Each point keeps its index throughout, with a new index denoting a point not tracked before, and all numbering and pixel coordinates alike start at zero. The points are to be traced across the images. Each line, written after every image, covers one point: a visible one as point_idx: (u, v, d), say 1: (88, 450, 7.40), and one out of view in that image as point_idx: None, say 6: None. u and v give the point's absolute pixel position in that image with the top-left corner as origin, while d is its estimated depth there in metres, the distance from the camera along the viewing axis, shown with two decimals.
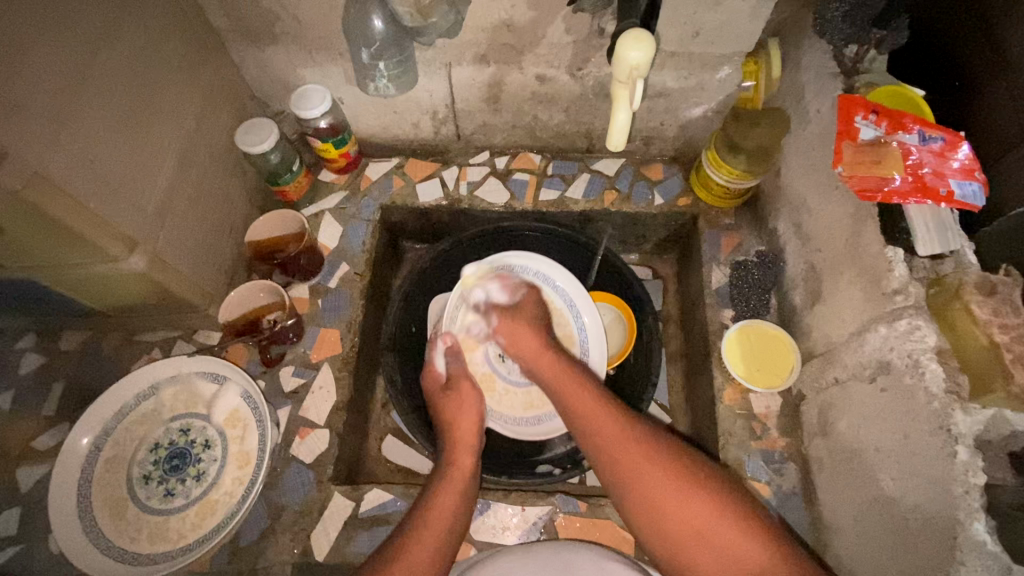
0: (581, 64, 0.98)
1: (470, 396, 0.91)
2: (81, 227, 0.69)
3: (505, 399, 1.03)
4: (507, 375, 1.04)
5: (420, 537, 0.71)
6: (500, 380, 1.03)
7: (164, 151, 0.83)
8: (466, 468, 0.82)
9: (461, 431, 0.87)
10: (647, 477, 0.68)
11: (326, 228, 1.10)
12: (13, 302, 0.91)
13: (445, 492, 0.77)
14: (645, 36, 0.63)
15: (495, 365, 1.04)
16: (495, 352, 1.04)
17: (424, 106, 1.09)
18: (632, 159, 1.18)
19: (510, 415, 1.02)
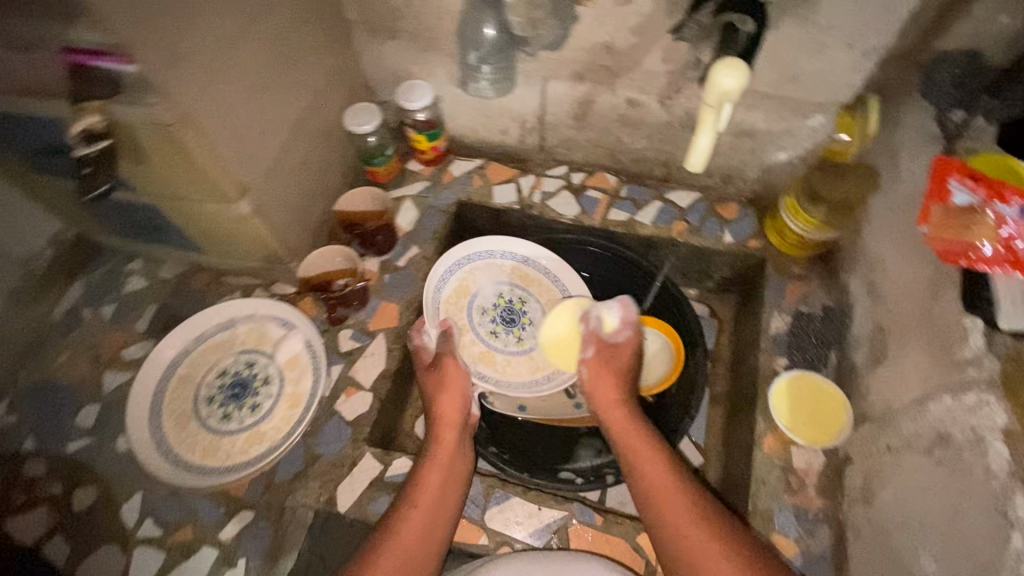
0: (673, 94, 1.01)
1: (454, 374, 0.92)
2: (208, 164, 0.79)
3: (507, 369, 1.06)
4: (504, 348, 1.08)
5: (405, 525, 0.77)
6: (500, 354, 1.07)
7: (285, 116, 0.94)
8: (449, 449, 0.86)
9: (444, 413, 0.89)
10: (689, 537, 0.72)
11: (405, 212, 1.19)
12: (133, 228, 1.05)
13: (430, 480, 0.82)
14: (739, 64, 0.66)
15: (489, 342, 1.08)
16: (484, 330, 1.08)
17: (516, 114, 1.16)
18: (708, 195, 1.18)
19: (521, 380, 1.05)
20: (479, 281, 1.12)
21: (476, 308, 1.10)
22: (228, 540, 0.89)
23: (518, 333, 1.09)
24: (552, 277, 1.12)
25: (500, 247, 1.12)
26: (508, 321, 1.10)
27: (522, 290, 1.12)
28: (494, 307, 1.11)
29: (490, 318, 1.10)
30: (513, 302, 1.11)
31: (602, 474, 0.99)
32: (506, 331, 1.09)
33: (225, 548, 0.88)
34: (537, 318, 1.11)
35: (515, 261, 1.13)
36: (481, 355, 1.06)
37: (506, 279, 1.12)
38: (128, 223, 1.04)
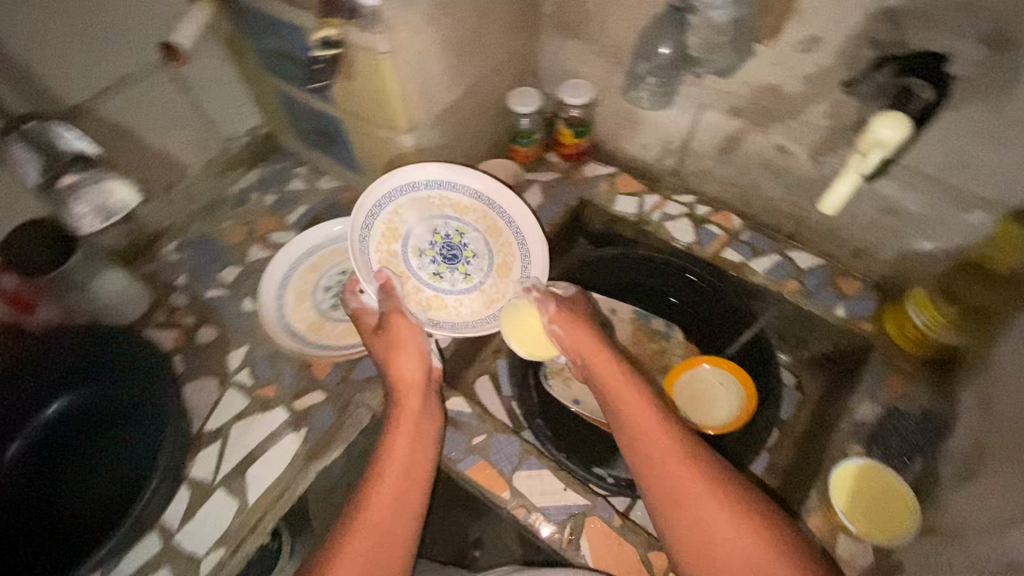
0: (826, 151, 1.00)
1: (407, 339, 0.96)
2: (395, 93, 0.93)
3: (460, 308, 1.10)
4: (451, 287, 1.10)
5: (379, 493, 0.83)
6: (449, 294, 1.10)
7: (465, 77, 1.07)
8: (411, 411, 0.91)
9: (404, 376, 0.93)
10: (678, 478, 0.79)
11: (531, 193, 1.28)
12: (313, 138, 1.25)
13: (398, 440, 0.87)
14: (902, 121, 0.71)
15: (434, 285, 1.10)
16: (427, 273, 1.10)
17: (663, 133, 1.20)
18: (831, 265, 1.15)
19: (474, 316, 1.09)
20: (407, 221, 1.09)
21: (412, 250, 1.09)
22: (300, 408, 1.03)
23: (462, 268, 1.11)
24: (487, 203, 1.09)
25: (426, 185, 1.07)
26: (445, 256, 1.10)
27: (456, 221, 1.10)
28: (430, 246, 1.10)
29: (429, 258, 1.10)
30: (450, 236, 1.10)
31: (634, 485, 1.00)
32: (448, 270, 1.11)
33: (295, 414, 1.02)
34: (478, 249, 1.11)
35: (433, 189, 1.08)
36: (430, 302, 1.09)
37: (434, 213, 1.09)
38: (311, 133, 1.24)
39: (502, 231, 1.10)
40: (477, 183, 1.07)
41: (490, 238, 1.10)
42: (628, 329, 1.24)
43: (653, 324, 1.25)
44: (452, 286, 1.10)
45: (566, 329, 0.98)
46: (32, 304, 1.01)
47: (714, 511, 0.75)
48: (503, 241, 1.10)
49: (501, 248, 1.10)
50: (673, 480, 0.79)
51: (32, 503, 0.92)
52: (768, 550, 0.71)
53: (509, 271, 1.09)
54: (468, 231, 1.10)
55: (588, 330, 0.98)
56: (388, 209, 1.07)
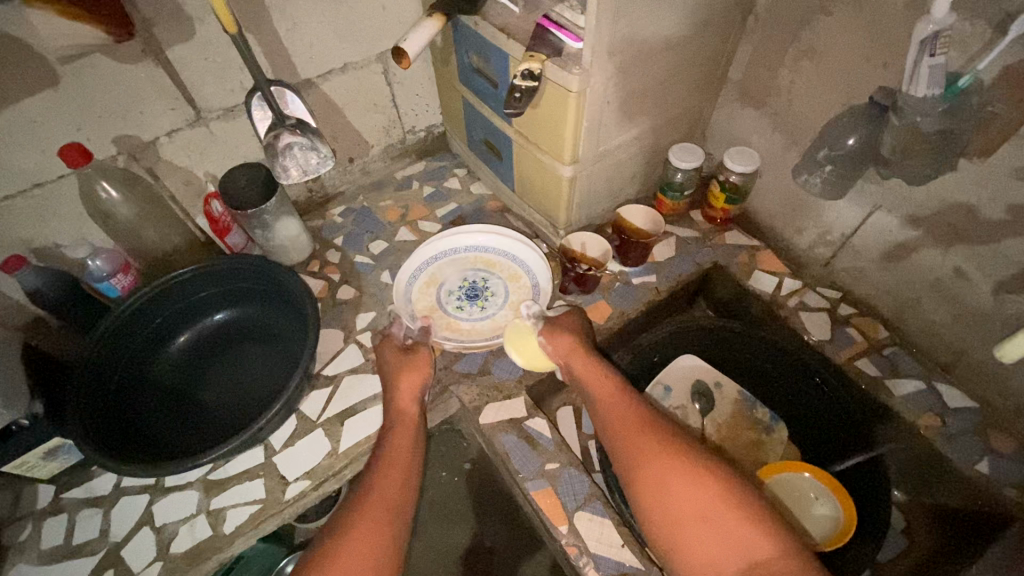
0: (1014, 290, 0.90)
1: (422, 361, 1.06)
2: (569, 127, 0.99)
3: (472, 333, 1.17)
4: (468, 317, 1.19)
5: (384, 481, 0.89)
6: (465, 323, 1.18)
7: (635, 123, 1.11)
8: (410, 419, 0.99)
9: (403, 389, 1.01)
10: (655, 462, 0.83)
11: (664, 245, 1.29)
12: (481, 146, 1.37)
13: (399, 442, 0.95)
14: None
15: (454, 314, 1.19)
16: (450, 305, 1.20)
17: (823, 221, 1.15)
18: (984, 413, 1.01)
19: (484, 340, 1.15)
20: (445, 270, 1.25)
21: (446, 291, 1.22)
22: None
23: (481, 304, 1.20)
24: (510, 257, 1.26)
25: (463, 244, 1.27)
26: (469, 294, 1.22)
27: (484, 271, 1.25)
28: (458, 288, 1.22)
29: (454, 295, 1.21)
30: (476, 281, 1.23)
31: None
32: (468, 305, 1.20)
33: None
34: (498, 291, 1.22)
35: (473, 247, 1.27)
36: (447, 326, 1.17)
37: (470, 264, 1.26)
38: (480, 142, 1.36)
39: (522, 281, 1.23)
40: (505, 241, 1.26)
41: (511, 284, 1.23)
42: (728, 408, 1.18)
43: (757, 412, 1.17)
44: (472, 319, 1.19)
45: (549, 336, 1.06)
46: (228, 228, 1.22)
47: (683, 488, 0.80)
48: (522, 287, 1.23)
49: (520, 292, 1.23)
50: (643, 462, 0.84)
51: (181, 389, 1.10)
52: (741, 523, 0.75)
53: (522, 308, 1.20)
54: (492, 277, 1.23)
55: (569, 330, 1.06)
56: (433, 260, 1.25)
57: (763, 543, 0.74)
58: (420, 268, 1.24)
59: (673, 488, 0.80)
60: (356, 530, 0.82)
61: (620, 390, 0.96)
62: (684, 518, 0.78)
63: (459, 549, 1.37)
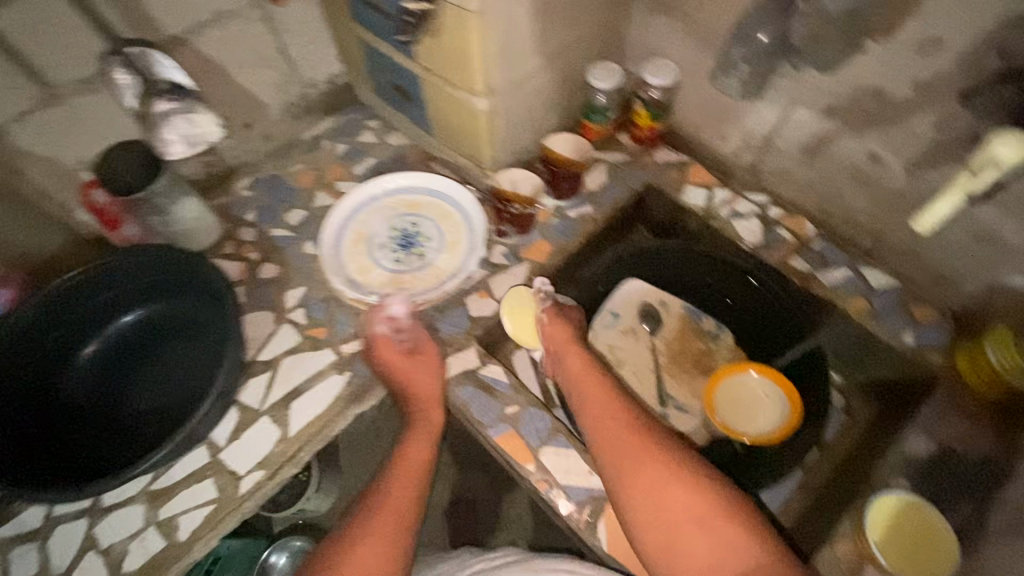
0: (925, 166, 0.93)
1: (432, 359, 1.03)
2: (474, 42, 0.92)
3: (417, 283, 1.14)
4: (408, 268, 1.15)
5: (399, 488, 0.90)
6: (408, 274, 1.15)
7: (547, 43, 1.04)
8: (431, 423, 0.99)
9: (411, 386, 1.00)
10: (648, 471, 0.82)
11: (596, 172, 1.26)
12: (389, 91, 1.26)
13: (413, 446, 0.96)
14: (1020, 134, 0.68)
15: (393, 268, 1.15)
16: (386, 260, 1.15)
17: (746, 125, 1.15)
18: (906, 289, 1.07)
19: (431, 287, 1.13)
20: (371, 225, 1.19)
21: (378, 244, 1.16)
22: (346, 353, 1.07)
23: (417, 250, 1.16)
24: (434, 195, 1.20)
25: (387, 193, 1.20)
26: (402, 245, 1.17)
27: (411, 216, 1.19)
28: (389, 240, 1.17)
29: (388, 249, 1.16)
30: (406, 227, 1.18)
31: None
32: (404, 255, 1.16)
33: (341, 358, 1.07)
34: (430, 232, 1.17)
35: (393, 194, 1.20)
36: (391, 282, 1.14)
37: (394, 212, 1.19)
38: (387, 86, 1.25)
39: (451, 217, 1.19)
40: (423, 179, 1.20)
41: (442, 222, 1.19)
42: (675, 323, 1.21)
43: (702, 324, 1.22)
44: (410, 268, 1.15)
45: (550, 317, 1.06)
46: (119, 219, 1.08)
47: (674, 490, 0.79)
48: (453, 223, 1.18)
49: (453, 229, 1.18)
50: (634, 463, 0.83)
51: (99, 404, 1.00)
52: (734, 529, 0.75)
53: (458, 244, 1.16)
54: (422, 220, 1.18)
55: (568, 325, 1.05)
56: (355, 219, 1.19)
57: (753, 548, 0.73)
58: (348, 227, 1.17)
59: (665, 489, 0.80)
60: (369, 536, 0.83)
61: (613, 394, 0.94)
62: (671, 522, 0.77)
63: (438, 505, 1.37)
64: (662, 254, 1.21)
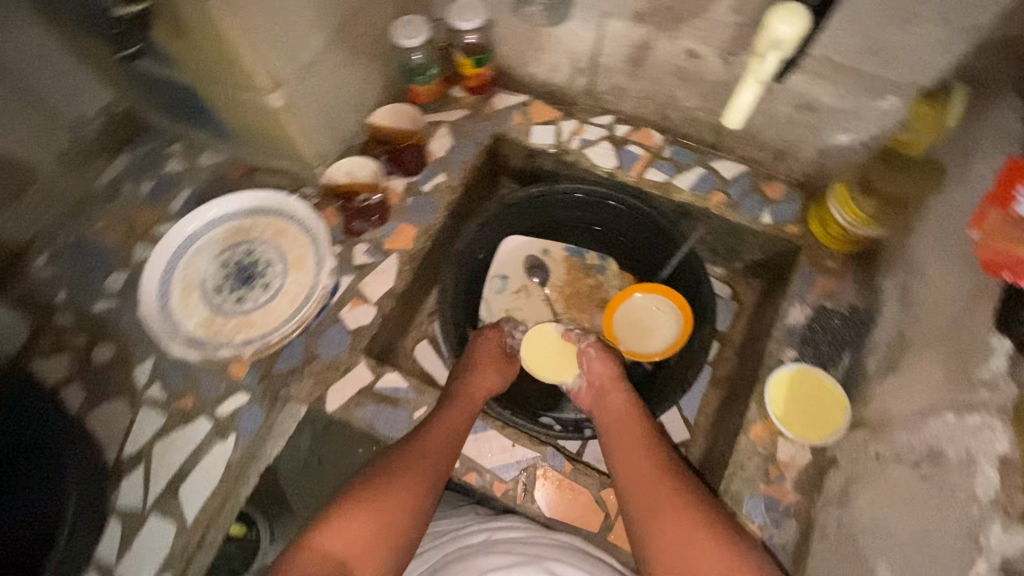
0: (737, 50, 0.93)
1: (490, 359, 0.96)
2: (235, 37, 0.77)
3: (271, 317, 0.99)
4: (257, 303, 1.00)
5: (425, 453, 0.79)
6: (257, 311, 1.00)
7: (333, 12, 0.91)
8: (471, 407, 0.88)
9: (479, 380, 0.92)
10: (664, 506, 0.73)
11: (439, 136, 1.17)
12: (176, 109, 1.08)
13: (446, 417, 0.85)
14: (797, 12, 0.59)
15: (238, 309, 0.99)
16: (228, 302, 1.00)
17: (569, 49, 1.10)
18: (756, 170, 1.11)
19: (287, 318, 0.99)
20: (198, 268, 1.02)
21: (212, 290, 1.00)
22: (223, 415, 0.95)
23: (261, 282, 1.02)
24: (263, 214, 1.05)
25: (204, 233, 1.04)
26: (241, 280, 1.02)
27: (244, 244, 1.04)
28: (225, 279, 1.01)
29: (226, 289, 1.01)
30: (241, 259, 1.03)
31: (582, 427, 0.99)
32: (248, 291, 1.01)
33: (219, 422, 0.95)
34: (270, 257, 1.03)
35: (216, 226, 1.04)
36: (240, 325, 0.99)
37: (222, 246, 1.03)
38: (171, 104, 1.07)
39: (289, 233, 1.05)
40: (244, 200, 1.05)
41: (280, 241, 1.05)
42: (562, 267, 1.20)
43: (587, 259, 1.21)
44: (260, 302, 1.00)
45: (600, 355, 0.96)
46: None
47: (688, 522, 0.70)
48: (293, 239, 1.05)
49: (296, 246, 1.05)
50: (655, 496, 0.74)
51: None
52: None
53: (305, 261, 1.03)
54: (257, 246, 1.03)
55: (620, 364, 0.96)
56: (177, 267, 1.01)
57: None
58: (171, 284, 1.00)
59: (681, 518, 0.71)
60: (384, 497, 0.72)
61: (647, 427, 0.85)
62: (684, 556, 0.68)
63: None
64: (529, 200, 1.16)
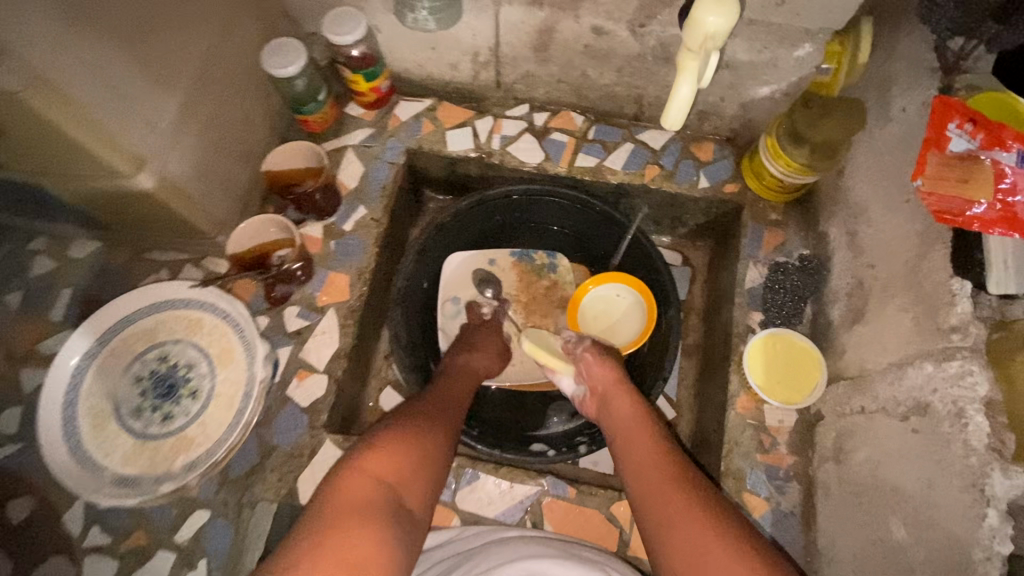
0: (645, 20, 0.88)
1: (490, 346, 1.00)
2: (72, 128, 0.63)
3: (210, 432, 0.79)
4: (188, 417, 0.80)
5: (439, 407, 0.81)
6: (191, 427, 0.79)
7: (186, 60, 0.76)
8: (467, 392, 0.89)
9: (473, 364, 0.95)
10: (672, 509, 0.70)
11: (347, 166, 1.05)
12: (23, 204, 0.89)
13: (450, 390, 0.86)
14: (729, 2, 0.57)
15: (171, 429, 0.79)
16: (155, 424, 0.79)
17: (466, 45, 1.00)
18: (683, 134, 1.08)
19: (230, 431, 0.78)
20: (103, 393, 0.79)
21: (128, 420, 0.79)
22: (185, 540, 0.84)
23: (188, 390, 0.81)
24: (169, 306, 0.83)
25: (85, 359, 0.79)
26: (164, 394, 0.81)
27: (153, 350, 0.82)
28: (142, 397, 0.80)
29: (146, 409, 0.80)
30: (156, 368, 0.81)
31: (575, 444, 0.96)
32: (176, 405, 0.80)
33: (182, 549, 0.84)
34: (192, 358, 0.82)
35: (115, 334, 0.81)
36: (176, 449, 0.78)
37: (130, 357, 0.81)
38: (13, 200, 0.88)
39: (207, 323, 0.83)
40: (146, 294, 0.82)
41: (197, 336, 0.83)
42: (512, 275, 1.13)
43: (536, 260, 1.13)
44: (193, 413, 0.80)
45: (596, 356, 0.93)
46: None
47: (698, 525, 0.67)
48: (214, 330, 0.83)
49: (218, 339, 0.83)
50: (666, 489, 0.72)
51: None
52: None
53: (235, 354, 0.82)
54: (173, 347, 0.82)
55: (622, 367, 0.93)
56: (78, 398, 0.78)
57: None
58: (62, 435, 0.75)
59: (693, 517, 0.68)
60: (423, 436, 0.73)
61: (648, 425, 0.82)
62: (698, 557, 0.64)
63: None
64: (461, 216, 1.08)
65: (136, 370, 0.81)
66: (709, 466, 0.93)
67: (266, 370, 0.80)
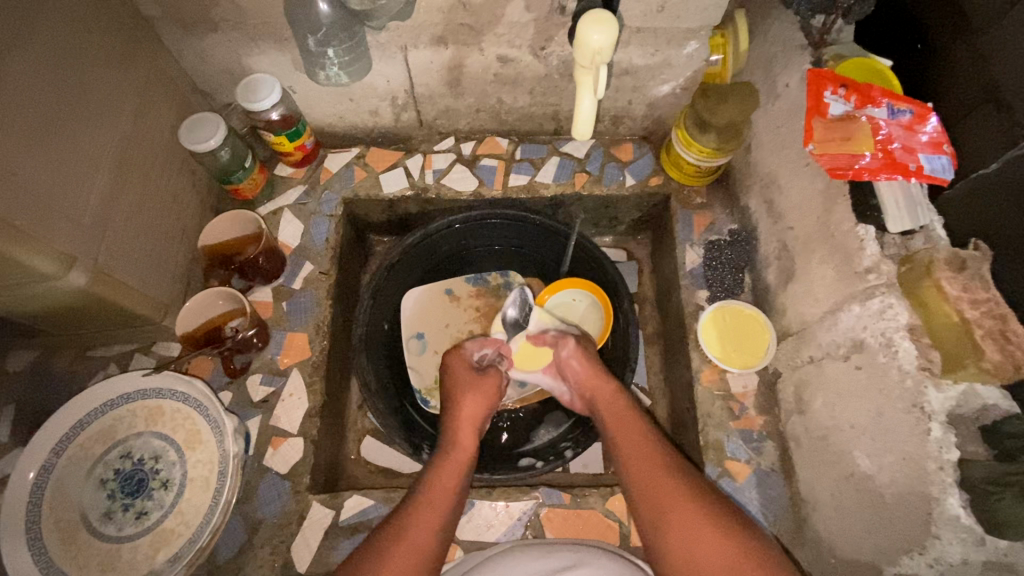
0: (544, 43, 0.94)
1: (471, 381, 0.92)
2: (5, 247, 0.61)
3: (190, 519, 0.77)
4: (164, 508, 0.78)
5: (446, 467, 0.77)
6: (169, 518, 0.77)
7: (99, 154, 0.76)
8: (466, 444, 0.83)
9: (465, 411, 0.87)
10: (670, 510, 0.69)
11: (286, 226, 1.06)
12: None
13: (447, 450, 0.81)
14: (606, 19, 0.66)
15: (148, 523, 0.77)
16: (130, 522, 0.77)
17: (382, 92, 1.03)
18: (602, 140, 1.15)
19: (207, 518, 0.76)
20: (67, 504, 0.75)
21: (100, 526, 0.76)
22: None
23: (157, 481, 0.79)
24: (125, 401, 0.80)
25: (42, 474, 0.74)
26: (133, 491, 0.78)
27: (113, 449, 0.79)
28: (111, 499, 0.77)
29: (117, 510, 0.77)
30: (120, 467, 0.79)
31: (561, 450, 0.99)
32: (149, 499, 0.78)
33: None
34: (156, 449, 0.80)
35: (70, 440, 0.77)
36: (158, 543, 0.76)
37: (89, 461, 0.78)
38: None
39: (167, 410, 0.81)
40: (98, 392, 0.79)
41: (158, 425, 0.81)
42: (471, 299, 1.14)
43: (491, 282, 1.16)
44: (168, 503, 0.78)
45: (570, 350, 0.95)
46: None
47: (696, 525, 0.66)
48: (173, 417, 0.81)
49: (180, 424, 0.81)
50: (661, 488, 0.71)
51: None
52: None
53: (200, 438, 0.80)
54: (135, 442, 0.80)
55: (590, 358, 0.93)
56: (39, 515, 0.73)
57: None
58: (30, 559, 0.70)
59: (689, 514, 0.67)
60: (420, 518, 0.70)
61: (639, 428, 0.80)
62: (700, 557, 0.64)
63: None
64: (411, 251, 1.09)
65: (101, 472, 0.78)
66: (690, 443, 0.97)
67: (233, 444, 0.78)
